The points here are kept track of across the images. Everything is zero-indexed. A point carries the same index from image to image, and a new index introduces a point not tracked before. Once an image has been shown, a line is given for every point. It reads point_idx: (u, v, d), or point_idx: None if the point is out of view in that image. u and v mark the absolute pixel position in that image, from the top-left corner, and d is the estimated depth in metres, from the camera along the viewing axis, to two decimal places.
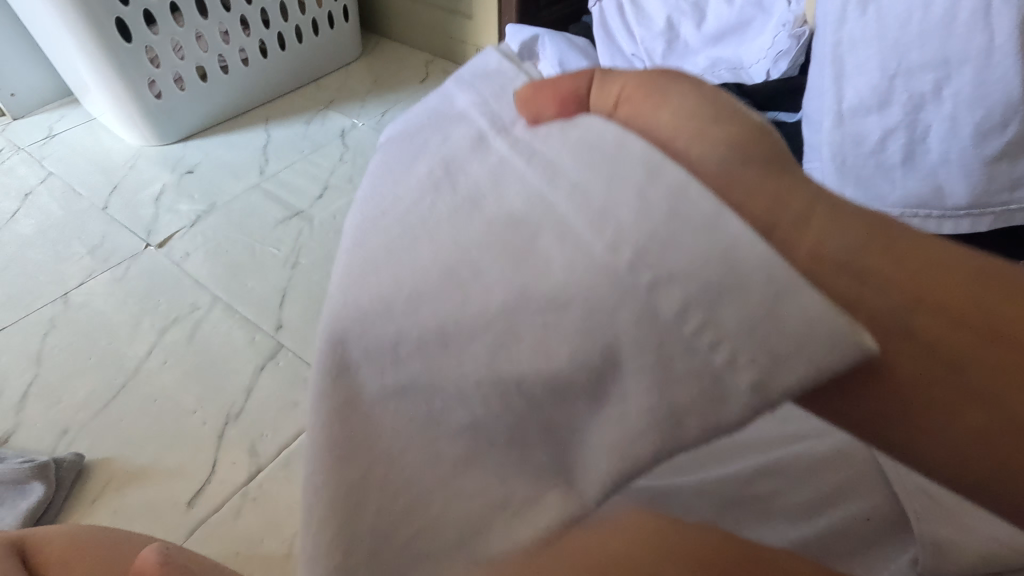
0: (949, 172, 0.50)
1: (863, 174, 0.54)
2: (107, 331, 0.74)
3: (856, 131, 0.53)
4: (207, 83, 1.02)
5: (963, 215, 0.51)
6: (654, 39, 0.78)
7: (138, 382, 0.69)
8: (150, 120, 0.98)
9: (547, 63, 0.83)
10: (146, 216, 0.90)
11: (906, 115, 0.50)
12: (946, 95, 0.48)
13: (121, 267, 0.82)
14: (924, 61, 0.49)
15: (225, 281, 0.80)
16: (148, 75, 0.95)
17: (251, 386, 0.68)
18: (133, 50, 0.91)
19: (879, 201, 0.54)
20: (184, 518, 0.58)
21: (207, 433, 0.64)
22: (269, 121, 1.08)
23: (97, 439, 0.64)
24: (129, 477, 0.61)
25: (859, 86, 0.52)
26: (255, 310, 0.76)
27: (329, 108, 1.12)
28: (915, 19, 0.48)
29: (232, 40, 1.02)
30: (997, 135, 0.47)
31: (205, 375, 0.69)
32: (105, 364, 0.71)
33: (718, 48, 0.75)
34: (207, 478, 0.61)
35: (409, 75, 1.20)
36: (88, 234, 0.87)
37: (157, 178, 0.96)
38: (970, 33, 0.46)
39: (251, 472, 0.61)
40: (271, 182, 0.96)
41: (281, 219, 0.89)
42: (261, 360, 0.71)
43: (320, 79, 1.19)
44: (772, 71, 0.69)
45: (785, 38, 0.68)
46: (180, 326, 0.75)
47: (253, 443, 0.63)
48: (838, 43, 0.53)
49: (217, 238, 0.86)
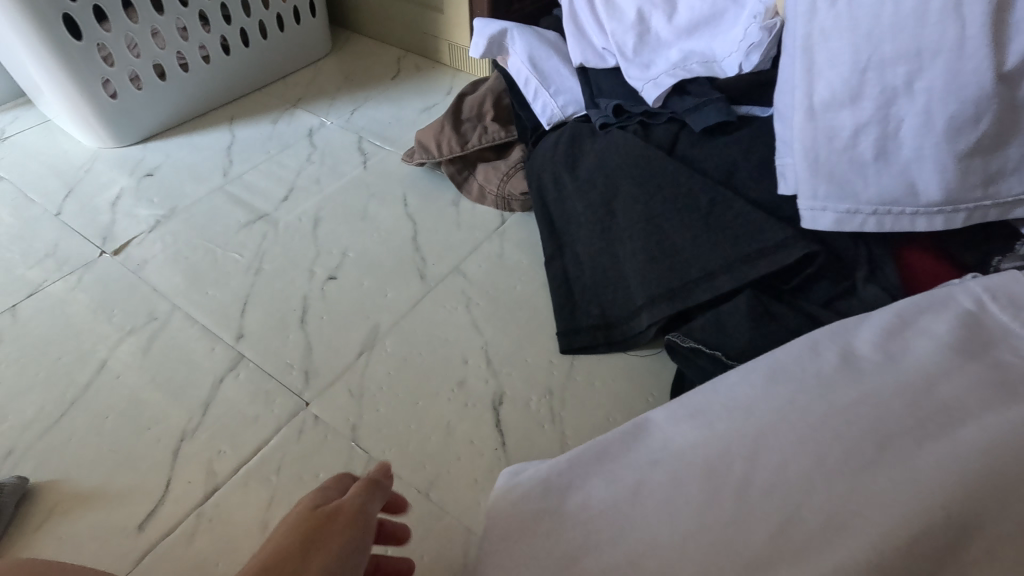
0: (921, 168, 0.48)
1: (837, 170, 0.51)
2: (58, 344, 0.71)
3: (828, 125, 0.51)
4: (165, 81, 0.98)
5: (936, 212, 0.49)
6: (625, 31, 0.75)
7: (90, 398, 0.66)
8: (106, 121, 0.95)
9: (518, 58, 0.84)
10: (102, 221, 0.86)
11: (878, 109, 0.48)
12: (918, 89, 0.46)
13: (74, 275, 0.79)
14: (897, 52, 0.46)
15: (184, 289, 0.77)
16: (102, 74, 0.91)
17: (209, 400, 0.65)
18: (84, 49, 0.87)
19: (853, 199, 0.52)
20: (136, 543, 0.55)
21: (162, 451, 0.61)
22: (233, 120, 1.05)
23: (45, 460, 0.61)
24: (78, 500, 0.58)
25: (830, 79, 0.50)
26: (215, 319, 0.73)
27: (297, 106, 1.08)
28: (887, 10, 0.46)
29: (191, 37, 0.98)
30: (970, 129, 0.45)
31: (162, 390, 0.66)
32: (55, 380, 0.67)
33: (690, 40, 0.71)
34: (161, 498, 0.58)
35: (381, 71, 1.17)
36: (40, 242, 0.83)
37: (115, 181, 0.92)
38: (941, 24, 0.44)
39: (207, 490, 0.58)
40: (235, 184, 0.92)
41: (245, 222, 0.86)
42: (221, 372, 0.68)
43: (288, 76, 1.15)
44: (744, 64, 0.65)
45: (756, 30, 0.63)
46: (135, 337, 0.71)
47: (210, 460, 0.60)
48: (810, 35, 0.51)
49: (176, 244, 0.83)
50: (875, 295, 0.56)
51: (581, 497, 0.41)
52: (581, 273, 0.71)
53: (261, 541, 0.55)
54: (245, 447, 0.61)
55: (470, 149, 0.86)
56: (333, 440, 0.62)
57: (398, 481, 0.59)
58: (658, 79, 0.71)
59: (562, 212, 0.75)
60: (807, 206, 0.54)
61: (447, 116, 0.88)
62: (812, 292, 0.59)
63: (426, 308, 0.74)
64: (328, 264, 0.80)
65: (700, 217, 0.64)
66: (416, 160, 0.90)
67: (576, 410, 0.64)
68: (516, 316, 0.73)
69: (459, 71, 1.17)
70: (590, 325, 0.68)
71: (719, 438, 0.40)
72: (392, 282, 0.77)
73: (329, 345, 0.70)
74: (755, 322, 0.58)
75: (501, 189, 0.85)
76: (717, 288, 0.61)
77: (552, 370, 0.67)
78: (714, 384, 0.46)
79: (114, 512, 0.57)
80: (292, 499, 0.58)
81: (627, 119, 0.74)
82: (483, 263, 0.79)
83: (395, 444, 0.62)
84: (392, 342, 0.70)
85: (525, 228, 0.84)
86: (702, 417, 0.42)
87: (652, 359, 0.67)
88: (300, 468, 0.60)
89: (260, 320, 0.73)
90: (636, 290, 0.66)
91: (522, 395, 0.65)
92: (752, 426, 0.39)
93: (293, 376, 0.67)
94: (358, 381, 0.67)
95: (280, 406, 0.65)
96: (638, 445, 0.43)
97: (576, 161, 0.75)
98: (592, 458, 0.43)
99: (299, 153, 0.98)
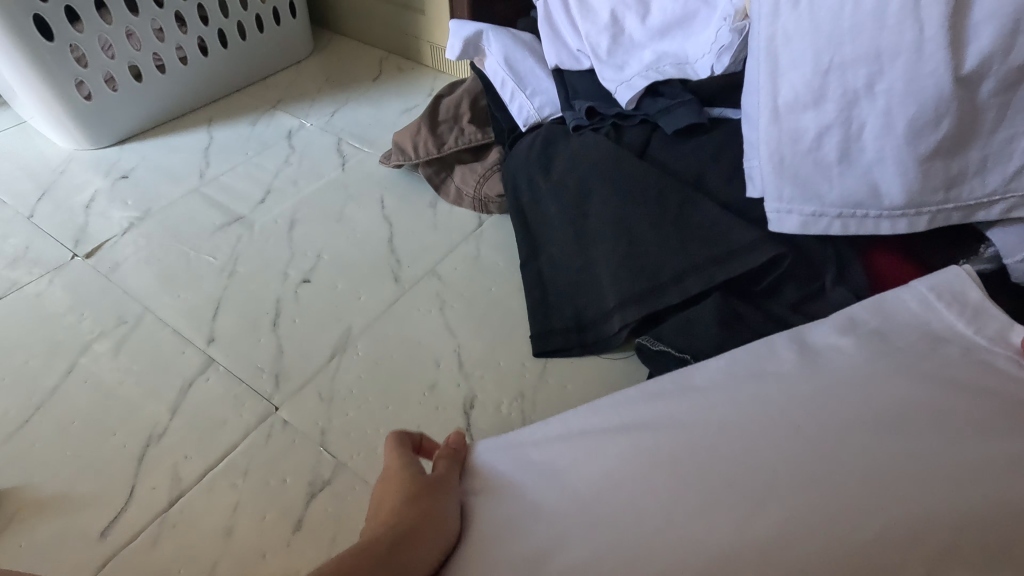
0: (884, 170, 0.48)
1: (801, 172, 0.51)
2: (25, 348, 0.70)
3: (792, 127, 0.51)
4: (141, 83, 0.97)
5: (899, 215, 0.49)
6: (599, 33, 0.75)
7: (56, 403, 0.65)
8: (80, 123, 0.94)
9: (494, 59, 0.84)
10: (75, 223, 0.85)
11: (840, 111, 0.48)
12: (879, 91, 0.46)
13: (44, 278, 0.78)
14: (858, 54, 0.46)
15: (156, 292, 0.76)
16: (75, 75, 0.90)
17: (178, 404, 0.65)
18: (57, 49, 0.86)
19: (818, 201, 0.52)
20: (97, 549, 0.55)
21: (127, 456, 0.60)
22: (211, 122, 1.04)
23: (7, 466, 0.60)
24: (40, 507, 0.57)
25: (793, 81, 0.50)
26: (185, 323, 0.73)
27: (276, 108, 1.08)
28: (848, 12, 0.46)
29: (168, 38, 0.97)
30: (930, 131, 0.45)
31: (129, 394, 0.65)
32: (21, 384, 0.66)
33: (663, 42, 0.70)
34: (125, 504, 0.57)
35: (362, 72, 1.16)
36: (11, 245, 0.82)
37: (89, 183, 0.92)
38: (899, 27, 0.44)
39: (172, 496, 0.58)
40: (211, 186, 0.92)
41: (220, 224, 0.85)
42: (191, 376, 0.67)
43: (268, 77, 1.14)
44: (716, 66, 0.65)
45: (726, 32, 0.63)
46: (104, 341, 0.71)
47: (176, 465, 0.60)
48: (773, 37, 0.51)
49: (149, 246, 0.82)
50: (842, 297, 0.57)
51: (536, 494, 0.38)
52: (555, 275, 0.71)
53: (224, 547, 0.55)
54: (212, 452, 0.61)
55: (446, 150, 0.86)
56: (301, 444, 0.61)
57: (366, 486, 0.58)
58: (631, 81, 0.71)
59: (536, 214, 0.75)
60: (773, 208, 0.54)
61: (423, 117, 0.88)
62: (781, 295, 0.59)
63: (400, 310, 0.74)
64: (303, 266, 0.79)
65: (670, 219, 0.64)
66: (393, 162, 0.89)
67: (547, 413, 0.64)
68: (489, 319, 0.73)
69: (440, 72, 1.17)
70: (562, 328, 0.68)
71: (683, 433, 0.38)
72: (366, 285, 0.77)
73: (300, 349, 0.70)
74: (723, 325, 0.58)
75: (477, 191, 0.84)
76: (687, 291, 0.61)
77: (524, 373, 0.67)
78: (670, 383, 0.45)
79: (77, 518, 0.56)
80: (258, 504, 0.57)
81: (601, 121, 0.74)
82: (458, 265, 0.79)
83: (364, 448, 0.61)
84: (365, 345, 0.70)
85: (502, 231, 0.84)
86: (658, 414, 0.41)
87: (624, 362, 0.67)
88: (267, 473, 0.59)
89: (232, 323, 0.73)
90: (608, 293, 0.65)
91: (493, 398, 0.65)
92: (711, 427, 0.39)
93: (263, 380, 0.67)
94: (328, 385, 0.66)
95: (249, 411, 0.64)
96: (593, 434, 0.41)
97: (550, 163, 0.75)
98: (551, 453, 0.41)
99: (277, 155, 0.98)
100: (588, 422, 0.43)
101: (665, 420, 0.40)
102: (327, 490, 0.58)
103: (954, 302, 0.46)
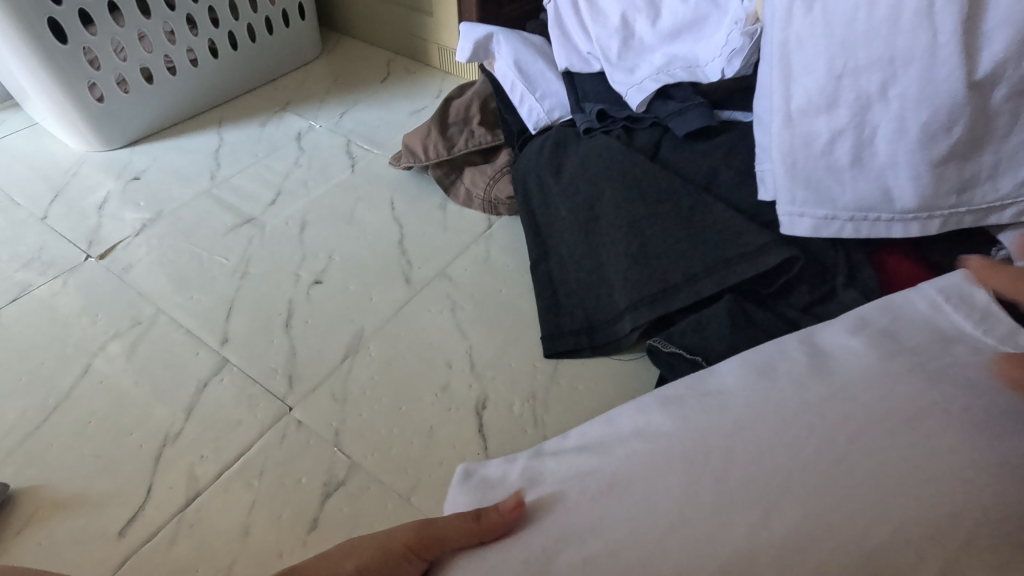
0: (896, 174, 0.48)
1: (814, 176, 0.52)
2: (41, 349, 0.71)
3: (805, 131, 0.51)
4: (153, 85, 0.98)
5: (911, 218, 0.50)
6: (609, 36, 0.75)
7: (73, 403, 0.66)
8: (92, 125, 0.94)
9: (504, 62, 0.85)
10: (88, 225, 0.86)
11: (854, 116, 0.48)
12: (892, 96, 0.46)
13: (59, 279, 0.79)
14: (871, 59, 0.47)
15: (169, 293, 0.77)
16: (88, 77, 0.90)
17: (193, 404, 0.65)
18: (70, 52, 0.87)
19: (830, 204, 0.52)
20: (116, 548, 0.55)
21: (144, 456, 0.61)
22: (222, 123, 1.05)
23: (26, 465, 0.61)
24: (58, 505, 0.58)
25: (807, 85, 0.50)
26: (199, 324, 0.73)
27: (286, 109, 1.08)
28: (861, 17, 0.47)
29: (179, 40, 0.98)
30: (944, 136, 0.46)
31: (145, 394, 0.66)
32: (38, 384, 0.67)
33: (674, 45, 0.71)
34: (142, 504, 0.58)
35: (370, 74, 1.17)
36: (25, 246, 0.83)
37: (101, 184, 0.92)
38: (913, 32, 0.44)
39: (188, 496, 0.58)
40: (222, 188, 0.92)
41: (231, 225, 0.86)
42: (205, 376, 0.68)
43: (277, 78, 1.15)
44: (727, 69, 0.65)
45: (738, 36, 0.63)
46: (119, 341, 0.71)
47: (192, 465, 0.60)
48: (786, 41, 0.51)
49: (162, 248, 0.83)
50: (854, 299, 0.57)
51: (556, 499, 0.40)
52: (566, 277, 0.71)
53: (241, 546, 0.55)
54: (228, 452, 0.61)
55: (456, 152, 0.86)
56: (316, 445, 0.62)
57: (381, 486, 0.59)
58: (642, 84, 0.71)
59: (547, 216, 0.75)
60: (785, 211, 0.54)
61: (433, 119, 0.88)
62: (792, 297, 0.60)
63: (411, 311, 0.74)
64: (314, 267, 0.80)
65: (682, 222, 0.64)
66: (403, 164, 0.90)
67: (558, 414, 0.64)
68: (500, 320, 0.73)
69: (448, 73, 1.17)
70: (573, 329, 0.68)
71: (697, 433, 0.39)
72: (378, 286, 0.77)
73: (313, 349, 0.70)
74: (735, 327, 0.58)
75: (487, 192, 0.85)
76: (698, 293, 0.62)
77: (535, 374, 0.67)
78: (689, 387, 0.46)
79: (95, 517, 0.57)
80: (274, 504, 0.58)
81: (612, 123, 0.74)
82: (469, 267, 0.79)
83: (378, 449, 0.62)
84: (377, 346, 0.71)
85: (511, 232, 0.84)
86: (675, 416, 0.42)
87: (635, 364, 0.67)
88: (282, 473, 0.60)
89: (245, 324, 0.73)
90: (619, 295, 0.66)
91: (505, 399, 0.65)
92: (724, 422, 0.39)
93: (277, 381, 0.67)
94: (342, 386, 0.67)
95: (263, 411, 0.65)
96: (610, 445, 0.43)
97: (561, 165, 0.76)
98: (574, 463, 0.43)
99: (287, 156, 0.98)
100: (608, 434, 0.45)
101: (681, 423, 0.41)
102: (342, 490, 0.59)
103: (963, 305, 0.46)
